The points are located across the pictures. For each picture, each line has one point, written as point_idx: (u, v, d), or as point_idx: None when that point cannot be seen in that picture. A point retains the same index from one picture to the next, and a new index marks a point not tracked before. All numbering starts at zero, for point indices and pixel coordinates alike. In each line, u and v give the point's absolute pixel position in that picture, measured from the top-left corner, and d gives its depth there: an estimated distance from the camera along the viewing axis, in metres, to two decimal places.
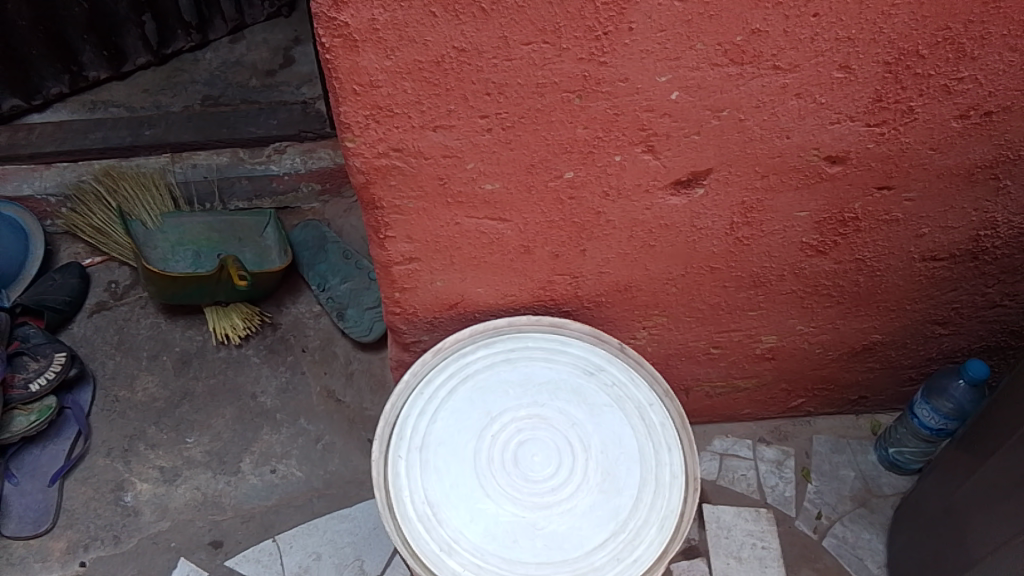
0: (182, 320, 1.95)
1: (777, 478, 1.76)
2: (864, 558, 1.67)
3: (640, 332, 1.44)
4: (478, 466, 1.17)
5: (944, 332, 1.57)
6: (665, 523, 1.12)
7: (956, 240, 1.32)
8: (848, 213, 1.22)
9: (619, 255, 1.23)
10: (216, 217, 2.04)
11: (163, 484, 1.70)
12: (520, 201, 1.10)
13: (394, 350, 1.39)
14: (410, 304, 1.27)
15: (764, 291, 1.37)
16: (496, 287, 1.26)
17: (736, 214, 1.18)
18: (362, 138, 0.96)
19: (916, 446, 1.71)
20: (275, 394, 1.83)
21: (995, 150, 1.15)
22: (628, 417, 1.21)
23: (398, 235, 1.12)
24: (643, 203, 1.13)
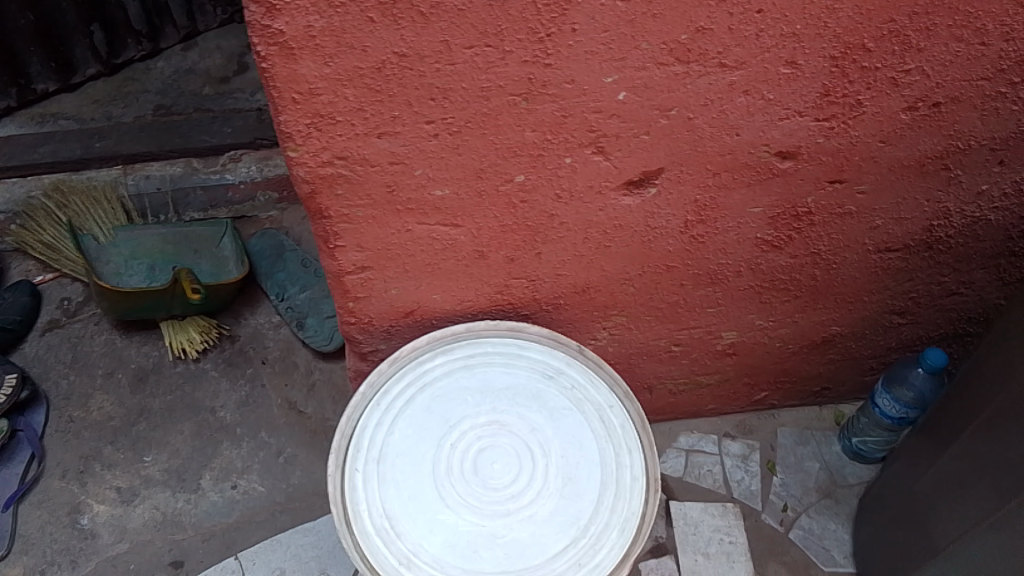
0: (137, 336, 1.90)
1: (743, 472, 1.76)
2: (831, 548, 1.68)
3: (601, 333, 1.43)
4: (438, 476, 1.15)
5: (903, 322, 1.58)
6: (626, 526, 1.12)
7: (909, 231, 1.32)
8: (801, 208, 1.22)
9: (576, 257, 1.22)
10: (169, 228, 2.00)
11: (121, 504, 1.66)
12: (472, 205, 1.08)
13: (352, 359, 1.37)
14: (366, 312, 1.25)
15: (721, 288, 1.37)
16: (453, 293, 1.24)
17: (690, 213, 1.18)
18: (305, 146, 0.94)
19: (879, 435, 1.71)
20: (234, 408, 1.79)
21: (944, 141, 1.16)
22: (588, 420, 1.20)
23: (349, 244, 1.10)
24: (596, 204, 1.12)
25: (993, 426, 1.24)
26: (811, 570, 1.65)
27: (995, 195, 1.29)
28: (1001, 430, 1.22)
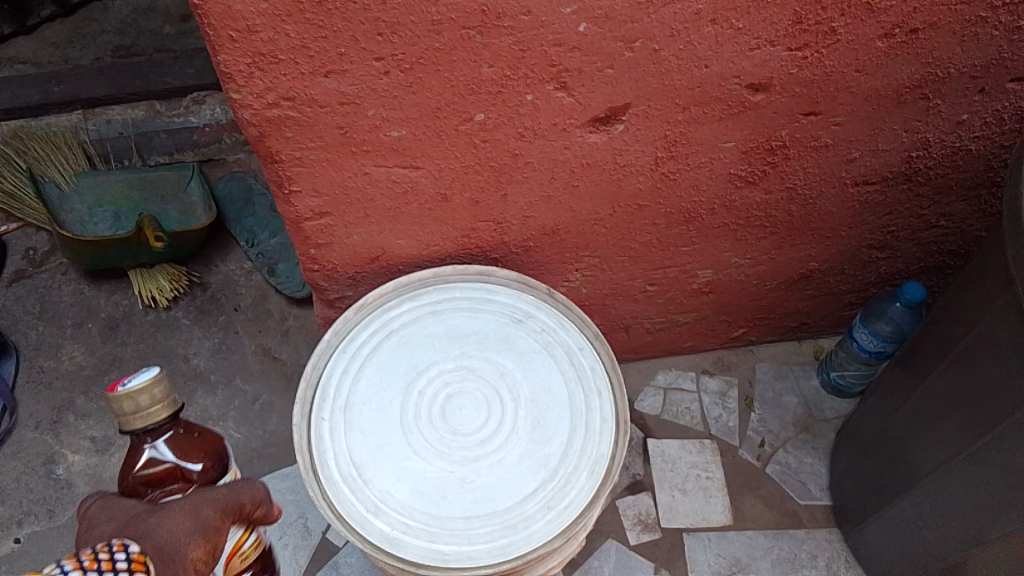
0: (106, 285, 1.87)
1: (721, 408, 1.76)
2: (807, 481, 1.69)
3: (574, 275, 1.40)
4: (405, 423, 1.13)
5: (881, 256, 1.56)
6: (596, 468, 1.10)
7: (887, 162, 1.29)
8: (775, 141, 1.18)
9: (543, 198, 1.18)
10: (134, 174, 1.94)
11: (96, 454, 1.65)
12: (430, 146, 1.04)
13: (320, 307, 1.34)
14: (329, 260, 1.21)
15: (695, 226, 1.33)
16: (419, 238, 1.21)
17: (660, 149, 1.14)
18: (248, 87, 0.89)
19: (856, 369, 1.71)
20: (207, 355, 1.77)
21: (922, 69, 1.11)
22: (557, 364, 1.19)
23: (305, 189, 1.06)
24: (561, 143, 1.08)
25: (964, 361, 1.24)
26: (787, 503, 1.66)
27: (975, 124, 1.25)
28: (973, 364, 1.21)
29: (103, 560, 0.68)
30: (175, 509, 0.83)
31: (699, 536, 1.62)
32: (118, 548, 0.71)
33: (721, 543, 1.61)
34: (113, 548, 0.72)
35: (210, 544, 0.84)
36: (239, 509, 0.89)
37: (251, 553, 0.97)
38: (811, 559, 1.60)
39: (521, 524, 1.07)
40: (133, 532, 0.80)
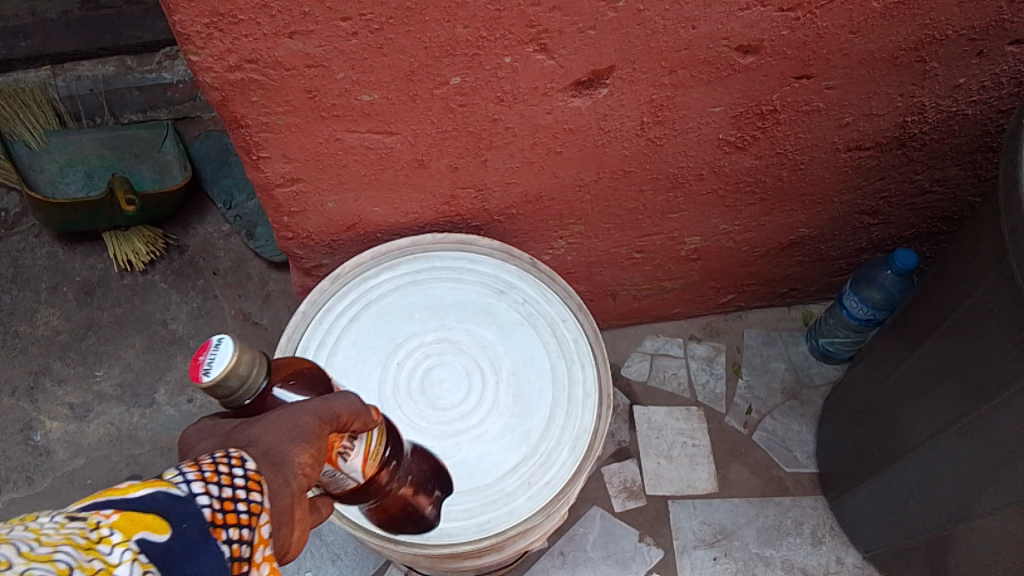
0: (81, 247, 1.82)
1: (708, 375, 1.74)
2: (793, 449, 1.68)
3: (559, 243, 1.37)
4: (383, 397, 1.11)
5: (873, 222, 1.52)
6: (578, 443, 1.09)
7: (881, 127, 1.24)
8: (765, 106, 1.13)
9: (525, 164, 1.14)
10: (107, 132, 1.88)
11: (75, 420, 1.63)
12: (404, 111, 0.99)
13: (296, 275, 1.30)
14: (303, 227, 1.17)
15: (683, 192, 1.29)
16: (396, 205, 1.17)
17: (646, 114, 1.09)
18: (207, 49, 0.85)
19: (845, 336, 1.68)
20: (187, 321, 1.73)
21: (919, 31, 1.07)
22: (540, 336, 1.16)
23: (274, 154, 1.02)
24: (542, 107, 1.04)
25: (951, 332, 1.22)
26: (773, 470, 1.66)
27: (974, 88, 1.21)
28: (961, 335, 1.19)
29: (221, 474, 0.57)
30: (271, 416, 0.66)
31: (683, 503, 1.61)
32: (235, 461, 0.59)
33: (706, 510, 1.61)
34: (223, 461, 0.59)
35: (317, 452, 0.67)
36: (336, 420, 0.71)
37: (380, 451, 0.83)
38: (795, 527, 1.60)
39: (501, 500, 1.06)
40: (233, 442, 0.64)
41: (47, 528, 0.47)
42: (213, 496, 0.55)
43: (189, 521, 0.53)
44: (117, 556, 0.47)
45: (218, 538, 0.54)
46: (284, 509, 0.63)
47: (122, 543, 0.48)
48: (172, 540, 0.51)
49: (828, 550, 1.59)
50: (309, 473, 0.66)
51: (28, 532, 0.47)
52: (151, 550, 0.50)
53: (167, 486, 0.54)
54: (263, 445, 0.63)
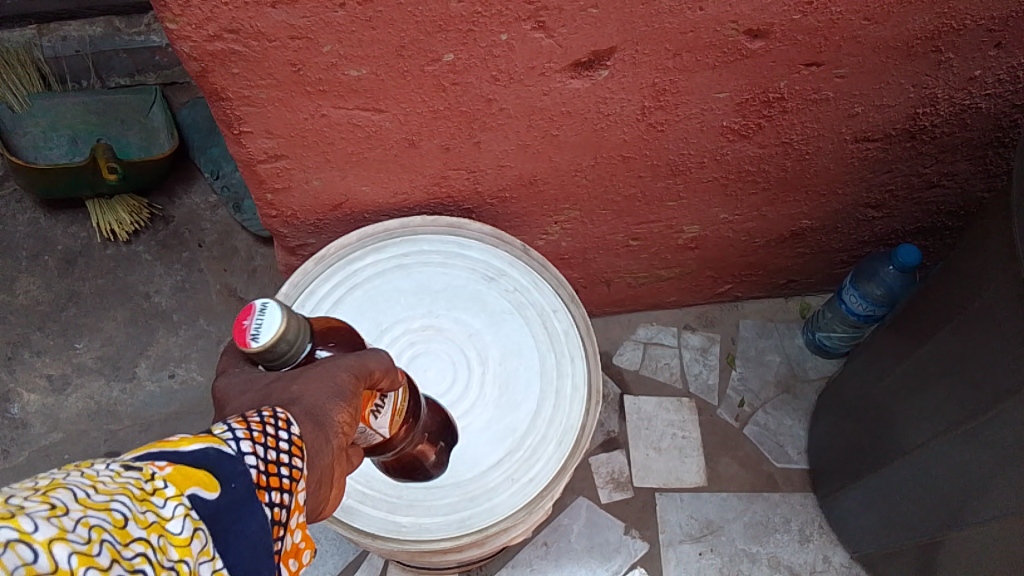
0: (63, 215, 1.77)
1: (701, 365, 1.71)
2: (785, 444, 1.65)
3: (553, 228, 1.32)
4: None
5: (877, 216, 1.48)
6: (564, 439, 1.06)
7: (891, 118, 1.20)
8: (772, 93, 1.09)
9: (520, 146, 1.09)
10: (91, 96, 1.82)
11: (53, 393, 1.59)
12: (394, 88, 0.94)
13: (280, 254, 1.26)
14: (287, 205, 1.13)
15: (683, 179, 1.25)
16: (385, 185, 1.12)
17: (648, 97, 1.05)
18: (184, 17, 0.80)
19: (843, 331, 1.65)
20: (170, 294, 1.69)
21: (936, 20, 1.02)
22: (530, 326, 1.13)
23: (256, 129, 0.97)
24: (539, 88, 0.99)
25: (954, 334, 1.18)
26: (764, 465, 1.63)
27: (989, 81, 1.16)
28: (964, 338, 1.15)
29: (267, 434, 0.54)
30: (312, 372, 0.64)
31: (671, 495, 1.59)
32: (281, 424, 0.56)
33: (694, 503, 1.58)
34: (268, 420, 0.56)
35: (353, 410, 0.65)
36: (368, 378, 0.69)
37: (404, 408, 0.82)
38: (783, 523, 1.58)
39: (484, 495, 1.04)
40: (276, 397, 0.61)
41: (103, 475, 0.45)
42: (260, 456, 0.53)
43: (239, 481, 0.50)
44: (169, 511, 0.45)
45: (264, 501, 0.51)
46: (323, 469, 0.62)
47: (177, 497, 0.46)
48: (221, 500, 0.48)
49: (816, 548, 1.56)
50: (344, 432, 0.64)
51: (83, 477, 0.44)
52: (203, 508, 0.47)
53: (217, 443, 0.51)
54: (310, 404, 0.61)
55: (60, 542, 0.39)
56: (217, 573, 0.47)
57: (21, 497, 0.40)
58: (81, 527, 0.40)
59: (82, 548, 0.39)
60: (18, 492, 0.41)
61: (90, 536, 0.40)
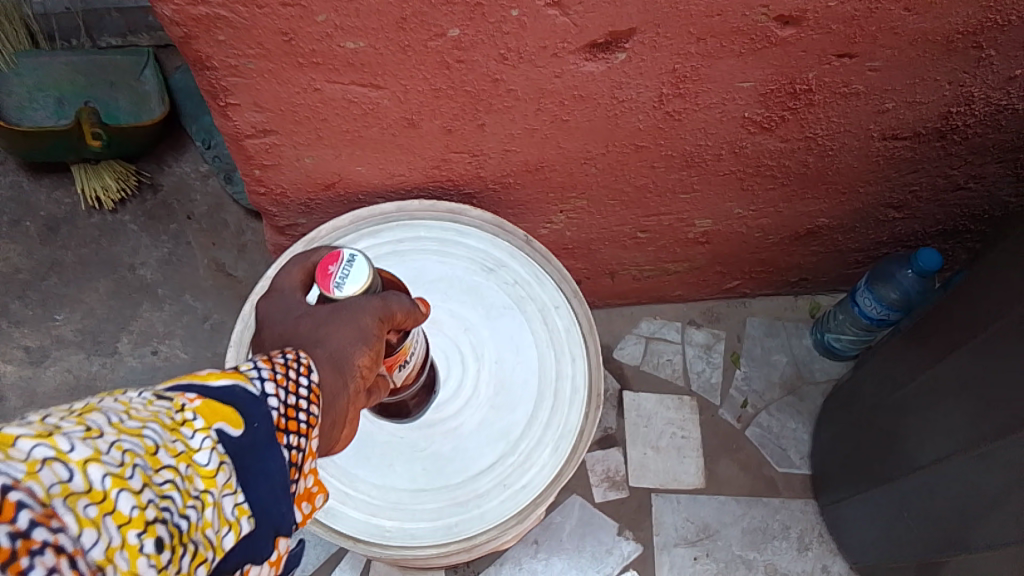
0: (47, 180, 1.70)
1: (704, 363, 1.65)
2: (788, 448, 1.60)
3: (558, 217, 1.26)
4: None
5: (898, 216, 1.41)
6: (561, 444, 1.01)
7: (923, 116, 1.13)
8: (800, 85, 1.02)
9: (526, 131, 1.02)
10: (81, 57, 1.75)
11: (30, 366, 1.53)
12: (394, 63, 0.87)
13: (269, 233, 1.19)
14: (277, 183, 1.06)
15: (698, 171, 1.18)
16: (382, 166, 1.05)
17: (666, 84, 0.97)
18: None
19: (854, 334, 1.58)
20: (155, 267, 1.62)
21: (980, 14, 0.94)
22: (529, 322, 1.07)
23: (244, 102, 0.90)
24: (551, 69, 0.91)
25: (975, 348, 1.12)
26: (764, 469, 1.57)
27: None
28: (986, 354, 1.09)
29: (290, 379, 0.56)
30: (337, 317, 0.67)
31: (668, 497, 1.53)
32: (303, 369, 0.58)
33: (691, 506, 1.53)
34: (293, 364, 0.58)
35: (374, 355, 0.68)
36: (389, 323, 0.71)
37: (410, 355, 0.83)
38: (782, 530, 1.53)
39: (473, 501, 0.99)
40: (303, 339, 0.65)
41: (136, 402, 0.46)
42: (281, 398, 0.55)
43: (261, 422, 0.51)
44: (197, 443, 0.46)
45: (281, 441, 0.53)
46: (340, 411, 0.63)
47: (205, 430, 0.47)
48: (244, 437, 0.50)
49: (815, 557, 1.51)
50: (367, 375, 0.67)
51: (120, 403, 0.46)
52: (228, 443, 0.48)
53: (244, 381, 0.53)
54: (330, 348, 0.64)
55: (95, 463, 0.40)
56: (239, 507, 0.48)
57: (61, 419, 0.42)
58: (115, 450, 0.41)
59: (115, 471, 0.41)
60: (55, 413, 0.43)
61: (123, 459, 0.41)
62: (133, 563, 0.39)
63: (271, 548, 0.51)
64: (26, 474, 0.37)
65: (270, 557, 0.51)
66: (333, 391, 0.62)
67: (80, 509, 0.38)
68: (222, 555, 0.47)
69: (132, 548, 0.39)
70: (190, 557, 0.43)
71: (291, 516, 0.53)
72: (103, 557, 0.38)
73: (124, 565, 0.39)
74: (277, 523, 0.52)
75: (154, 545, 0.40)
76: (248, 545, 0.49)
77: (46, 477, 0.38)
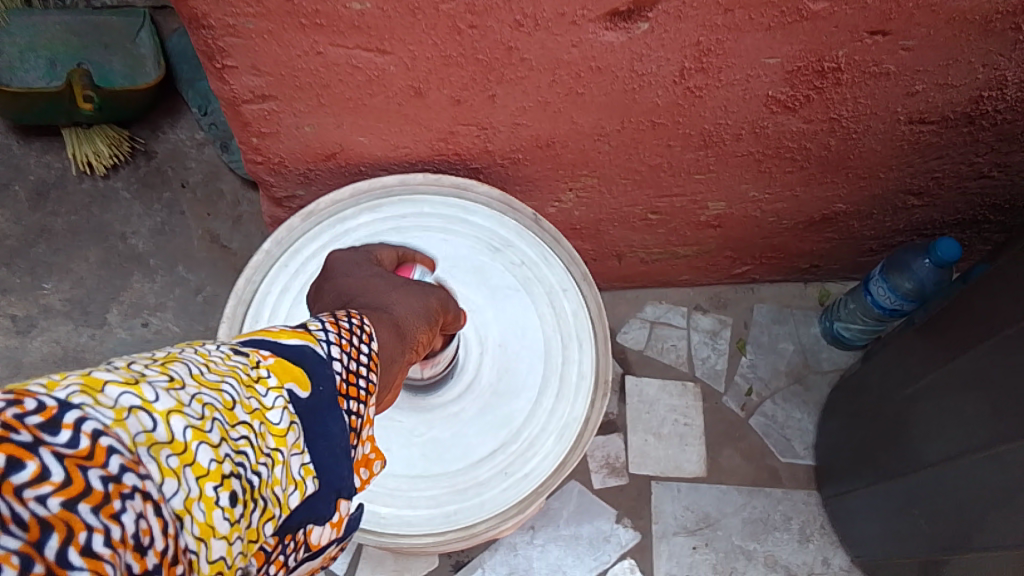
0: (37, 143, 1.65)
1: (710, 350, 1.61)
2: (792, 438, 1.56)
3: (567, 195, 1.21)
4: None
5: (917, 204, 1.36)
6: (565, 433, 0.96)
7: (952, 100, 1.08)
8: (828, 62, 0.96)
9: (539, 104, 0.97)
10: (75, 17, 1.69)
11: (17, 335, 1.48)
12: (401, 26, 0.82)
13: (266, 205, 1.14)
14: (275, 152, 1.01)
15: (715, 151, 1.13)
16: (385, 137, 1.00)
17: (689, 58, 0.92)
18: None
19: (864, 323, 1.54)
20: (147, 237, 1.57)
21: None
22: (536, 304, 1.03)
23: (241, 64, 0.85)
24: (568, 38, 0.86)
25: (990, 347, 1.07)
26: (768, 459, 1.54)
27: None
28: (1002, 352, 1.04)
29: (353, 345, 0.60)
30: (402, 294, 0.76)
31: (668, 485, 1.50)
32: (364, 337, 0.62)
33: (691, 495, 1.50)
34: (356, 330, 0.62)
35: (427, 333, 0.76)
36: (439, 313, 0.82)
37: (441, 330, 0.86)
38: (784, 521, 1.50)
39: (473, 489, 0.95)
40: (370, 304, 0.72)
41: (214, 355, 0.49)
42: (345, 362, 0.59)
43: (325, 384, 0.55)
44: (270, 400, 0.49)
45: (342, 403, 0.57)
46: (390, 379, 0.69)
47: (277, 389, 0.50)
48: (310, 399, 0.53)
49: (817, 550, 1.48)
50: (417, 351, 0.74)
51: (199, 356, 0.48)
52: (297, 403, 0.51)
53: (313, 342, 0.57)
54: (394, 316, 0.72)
55: (178, 415, 0.42)
56: (303, 466, 0.51)
57: (147, 367, 0.44)
58: (196, 404, 0.44)
59: (196, 424, 0.43)
60: (140, 361, 0.45)
61: (203, 413, 0.44)
62: (209, 515, 0.41)
63: (330, 510, 0.54)
64: (114, 421, 0.39)
65: (330, 519, 0.55)
66: (395, 353, 0.68)
67: (163, 458, 0.40)
68: (286, 512, 0.49)
69: (209, 500, 0.42)
70: (259, 513, 0.46)
71: (349, 479, 0.57)
72: (182, 507, 0.40)
73: (201, 516, 0.41)
74: (337, 484, 0.55)
75: (229, 499, 0.43)
76: (309, 506, 0.52)
77: (134, 426, 0.39)
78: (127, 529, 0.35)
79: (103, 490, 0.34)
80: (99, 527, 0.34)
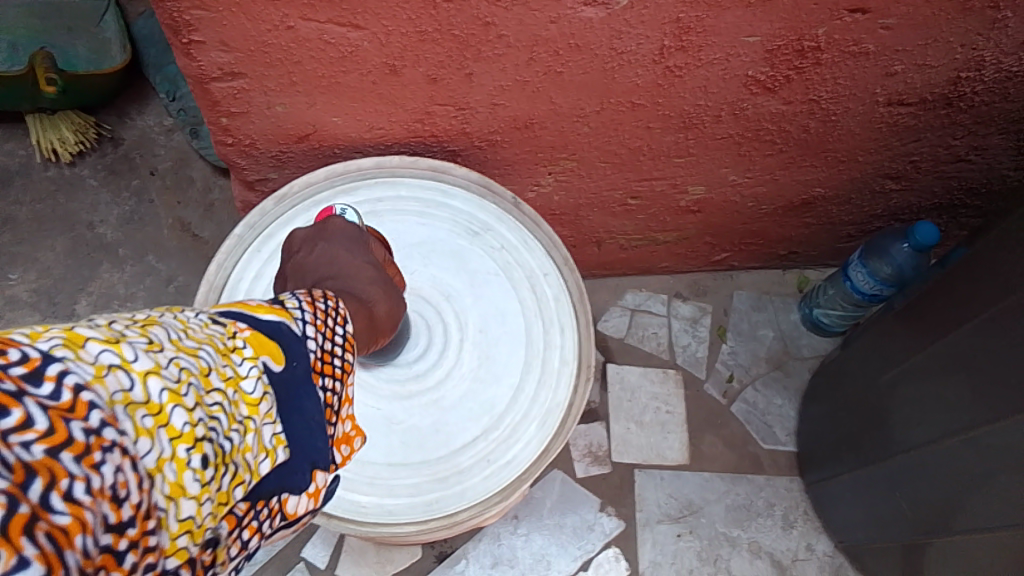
0: (0, 130, 1.60)
1: (690, 337, 1.60)
2: (773, 424, 1.56)
3: (546, 179, 1.19)
4: None
5: (896, 188, 1.36)
6: (547, 419, 0.95)
7: (932, 81, 1.07)
8: (808, 41, 0.95)
9: (517, 83, 0.95)
10: (38, 0, 1.64)
11: None
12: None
13: (237, 189, 1.11)
14: (246, 133, 0.98)
15: (696, 134, 1.11)
16: (359, 117, 0.98)
17: (669, 35, 0.91)
18: None
19: (843, 309, 1.54)
20: (117, 226, 1.53)
21: None
22: (516, 290, 1.01)
23: (209, 40, 0.82)
24: (546, 14, 0.84)
25: (967, 329, 1.07)
26: (749, 446, 1.53)
27: None
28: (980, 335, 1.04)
29: (328, 325, 0.60)
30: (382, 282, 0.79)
31: (650, 473, 1.49)
32: (339, 319, 0.62)
33: (674, 483, 1.49)
34: (331, 311, 0.62)
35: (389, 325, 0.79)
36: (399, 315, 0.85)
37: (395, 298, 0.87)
38: (766, 508, 1.49)
39: (454, 477, 0.93)
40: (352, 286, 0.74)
41: (193, 322, 0.50)
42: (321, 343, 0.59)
43: (301, 360, 0.55)
44: (246, 369, 0.50)
45: (318, 380, 0.57)
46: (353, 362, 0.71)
47: (253, 359, 0.51)
48: (285, 373, 0.53)
49: (799, 536, 1.48)
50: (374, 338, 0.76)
51: (179, 321, 0.50)
52: (272, 375, 0.52)
53: (289, 318, 0.56)
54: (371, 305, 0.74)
55: (155, 376, 0.43)
56: (278, 436, 0.52)
57: (128, 327, 0.45)
58: (173, 367, 0.45)
59: (172, 386, 0.44)
60: (121, 321, 0.47)
61: (180, 376, 0.45)
62: (179, 476, 0.43)
63: (308, 480, 0.55)
64: (94, 378, 0.40)
65: (308, 489, 0.55)
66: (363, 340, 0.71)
67: (138, 418, 0.42)
68: (260, 479, 0.50)
69: (180, 461, 0.43)
70: (230, 477, 0.47)
71: (326, 451, 0.58)
72: (153, 466, 0.42)
73: (172, 476, 0.43)
74: (314, 454, 0.56)
75: (201, 461, 0.44)
76: (283, 473, 0.53)
77: (112, 384, 0.41)
78: (103, 478, 0.37)
79: (82, 441, 0.37)
80: (79, 475, 0.36)
